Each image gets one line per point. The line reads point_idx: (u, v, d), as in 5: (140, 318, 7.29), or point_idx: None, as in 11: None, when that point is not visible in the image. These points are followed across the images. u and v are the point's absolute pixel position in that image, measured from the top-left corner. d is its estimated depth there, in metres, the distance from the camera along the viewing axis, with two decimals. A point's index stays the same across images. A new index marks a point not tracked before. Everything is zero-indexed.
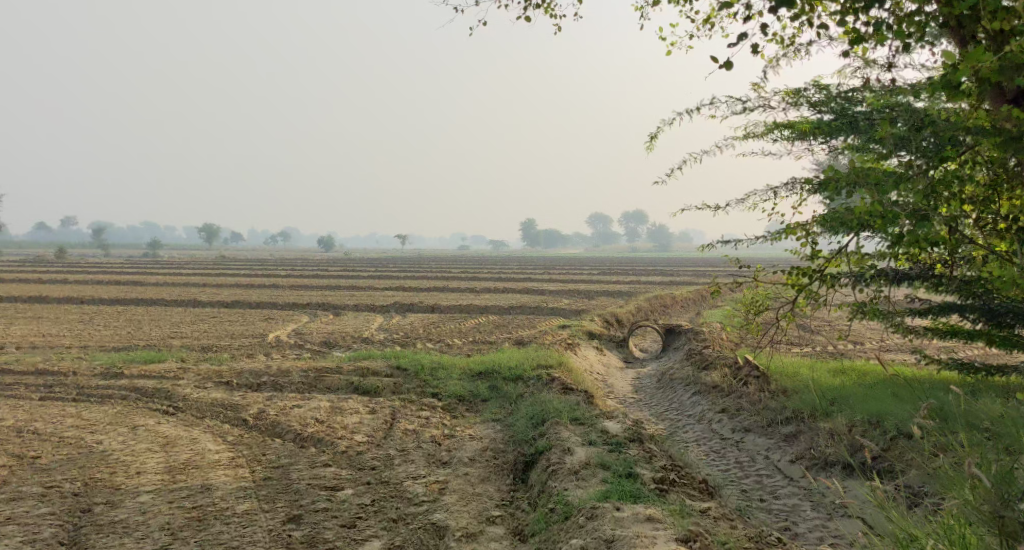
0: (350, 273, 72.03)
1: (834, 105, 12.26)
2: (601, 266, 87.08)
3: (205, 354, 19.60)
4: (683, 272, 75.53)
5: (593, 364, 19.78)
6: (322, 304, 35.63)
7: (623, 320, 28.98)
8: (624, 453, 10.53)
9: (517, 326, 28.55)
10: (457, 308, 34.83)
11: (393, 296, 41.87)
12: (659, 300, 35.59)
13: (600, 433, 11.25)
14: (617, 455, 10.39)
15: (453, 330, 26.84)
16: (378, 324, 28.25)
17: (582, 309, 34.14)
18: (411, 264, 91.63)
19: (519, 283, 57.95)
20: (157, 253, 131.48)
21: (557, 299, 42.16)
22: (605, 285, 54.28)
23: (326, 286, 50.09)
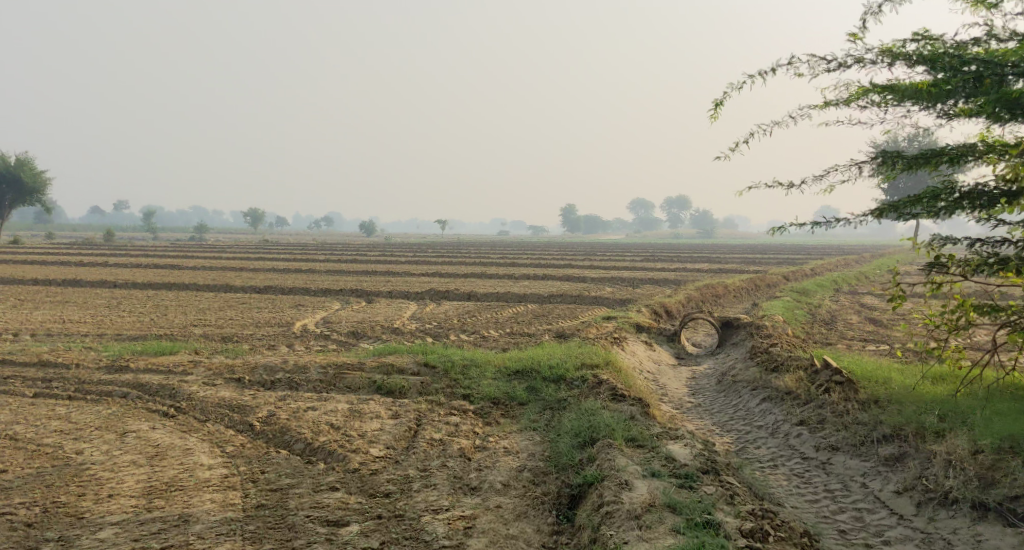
0: (389, 258, 70.52)
1: (940, 62, 10.79)
2: (645, 253, 84.85)
3: (222, 346, 18.05)
4: (731, 259, 73.03)
5: (645, 364, 17.92)
6: (356, 290, 34.04)
7: (674, 312, 26.97)
8: (697, 491, 9.39)
9: (560, 316, 26.69)
10: (497, 296, 33.00)
11: (430, 284, 40.22)
12: (710, 290, 33.58)
13: (664, 462, 9.98)
14: (691, 495, 9.29)
15: (491, 321, 25.08)
16: (412, 313, 26.54)
17: (629, 298, 32.16)
18: (451, 249, 90.19)
19: (561, 270, 55.99)
20: (201, 236, 131.59)
21: (601, 288, 40.23)
22: (649, 274, 52.14)
23: (362, 271, 48.49)
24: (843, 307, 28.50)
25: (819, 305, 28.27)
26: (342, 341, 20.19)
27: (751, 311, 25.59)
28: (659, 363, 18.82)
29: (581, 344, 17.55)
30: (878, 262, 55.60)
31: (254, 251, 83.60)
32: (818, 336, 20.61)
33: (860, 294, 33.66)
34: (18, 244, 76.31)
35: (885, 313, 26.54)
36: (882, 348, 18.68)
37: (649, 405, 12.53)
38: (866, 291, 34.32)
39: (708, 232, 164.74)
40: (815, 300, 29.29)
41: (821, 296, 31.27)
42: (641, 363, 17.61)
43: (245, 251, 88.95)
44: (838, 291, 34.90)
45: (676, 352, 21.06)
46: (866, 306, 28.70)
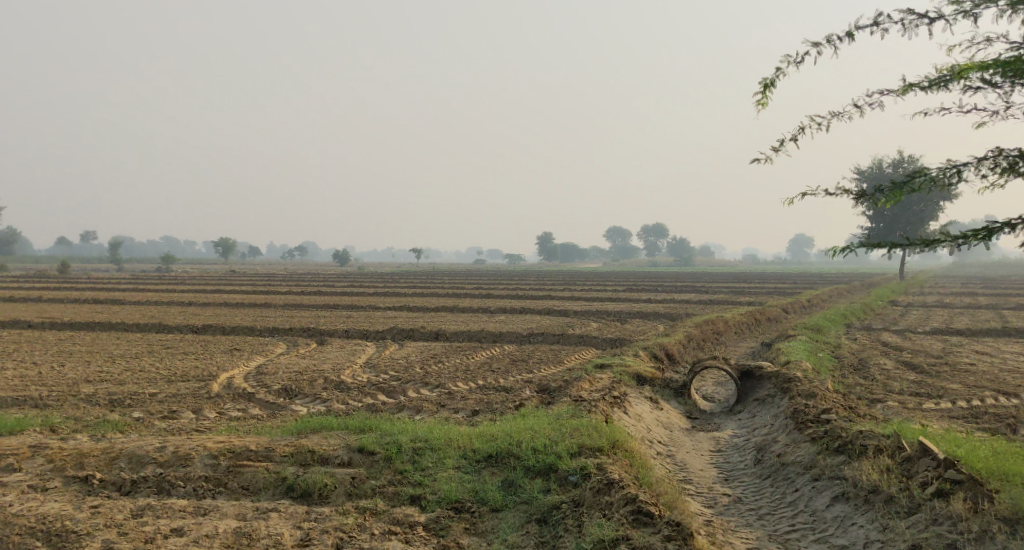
0: (359, 289, 66.10)
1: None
2: (627, 281, 81.32)
3: (103, 420, 13.86)
4: (719, 289, 69.35)
5: (656, 435, 13.88)
6: (308, 329, 29.67)
7: (676, 356, 22.94)
8: None
9: (541, 361, 22.57)
10: (469, 336, 28.77)
11: (395, 319, 36.12)
12: (710, 326, 29.75)
13: None
14: None
15: (458, 368, 20.92)
16: (366, 358, 22.31)
17: (621, 338, 28.09)
18: (423, 279, 86.09)
19: (540, 301, 51.97)
20: (166, 267, 126.46)
21: (584, 323, 36.36)
22: (636, 305, 48.23)
23: (324, 305, 44.12)
24: (867, 346, 24.52)
25: (842, 345, 24.25)
26: (270, 401, 15.97)
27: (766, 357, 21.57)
28: (673, 432, 14.77)
29: (573, 407, 13.44)
30: (879, 292, 51.95)
31: (220, 283, 79.17)
32: (862, 386, 16.63)
33: (878, 331, 29.70)
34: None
35: (920, 353, 22.55)
36: (950, 406, 14.79)
37: (692, 531, 8.83)
38: (884, 329, 30.40)
39: (688, 261, 161.19)
40: (833, 339, 25.25)
41: (838, 334, 27.26)
42: (650, 435, 13.56)
43: (207, 282, 84.39)
44: (852, 327, 31.00)
45: (687, 411, 16.99)
46: (894, 345, 24.72)
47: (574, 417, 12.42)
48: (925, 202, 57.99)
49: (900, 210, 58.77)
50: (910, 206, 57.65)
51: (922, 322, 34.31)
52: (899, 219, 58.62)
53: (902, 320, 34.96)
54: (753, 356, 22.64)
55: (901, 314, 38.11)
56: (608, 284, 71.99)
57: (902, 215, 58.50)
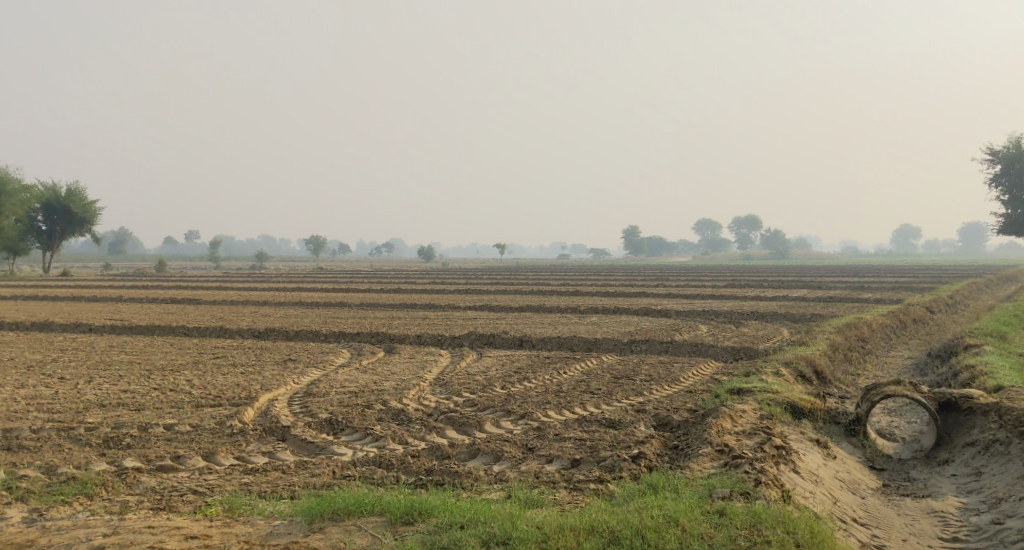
0: (441, 286, 62.56)
1: None
2: (726, 275, 75.73)
3: (74, 475, 10.16)
4: (832, 283, 63.38)
5: (850, 512, 9.71)
6: (376, 333, 25.85)
7: (826, 375, 18.24)
8: None
9: (653, 380, 18.17)
10: (560, 343, 24.48)
11: (477, 321, 32.23)
12: (853, 333, 24.92)
13: None
14: None
15: (551, 389, 16.73)
16: (438, 373, 18.30)
17: (746, 346, 23.42)
18: (509, 274, 82.17)
19: (637, 298, 47.38)
20: (259, 263, 126.41)
21: (693, 325, 31.83)
22: (746, 302, 43.23)
23: (400, 305, 40.47)
24: None
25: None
26: (306, 434, 12.02)
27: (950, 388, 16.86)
28: (866, 500, 10.54)
29: (722, 467, 9.40)
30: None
31: (299, 280, 76.73)
32: None
33: None
34: (64, 276, 70.48)
35: None
36: None
37: None
38: None
39: (786, 254, 153.22)
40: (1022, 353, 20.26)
41: (1018, 345, 22.07)
42: (842, 512, 9.49)
43: (290, 279, 82.15)
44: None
45: (867, 459, 12.71)
46: None
47: (747, 487, 8.40)
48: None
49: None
50: None
51: None
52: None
53: None
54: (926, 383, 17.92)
55: None
56: (708, 280, 66.52)
57: None
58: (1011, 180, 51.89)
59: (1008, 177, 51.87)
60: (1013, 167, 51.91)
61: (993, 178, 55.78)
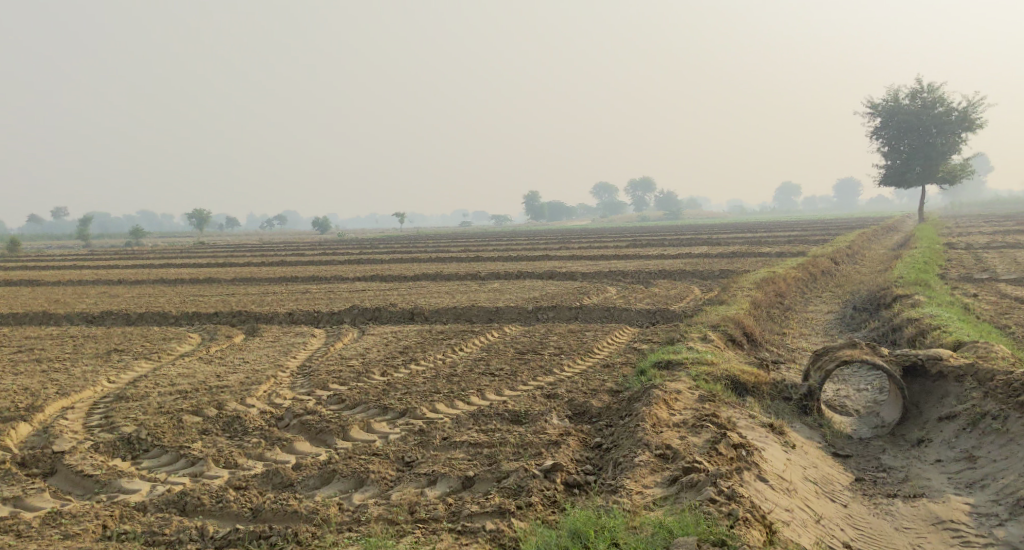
0: (330, 257, 58.54)
1: None
2: (624, 236, 73.96)
3: None
4: (731, 240, 62.28)
5: (837, 533, 7.62)
6: (240, 312, 22.23)
7: (756, 338, 15.93)
8: None
9: (561, 354, 15.44)
10: (454, 315, 21.52)
11: (362, 293, 28.86)
12: (772, 290, 22.80)
13: None
14: None
15: (441, 372, 13.79)
16: (304, 359, 15.07)
17: (660, 307, 21.00)
18: (404, 243, 78.41)
19: (537, 262, 44.75)
20: (134, 240, 118.50)
21: (598, 288, 29.32)
22: (650, 261, 41.13)
23: (278, 278, 36.62)
24: (1009, 313, 17.64)
25: (977, 313, 17.38)
26: (83, 464, 8.64)
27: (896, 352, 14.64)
28: (849, 509, 8.12)
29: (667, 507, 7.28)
30: (925, 238, 45.18)
31: (176, 256, 71.09)
32: None
33: (989, 288, 22.87)
34: None
35: None
36: None
37: None
38: (993, 284, 23.43)
39: (678, 214, 153.87)
40: (958, 304, 18.43)
41: (947, 294, 20.28)
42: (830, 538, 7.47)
43: (167, 254, 76.24)
44: (949, 282, 24.21)
45: (829, 443, 10.17)
46: None
47: (723, 533, 6.83)
48: (947, 133, 49.07)
49: (919, 143, 49.85)
50: (932, 130, 49.16)
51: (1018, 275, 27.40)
52: (918, 153, 49.66)
53: (992, 271, 28.03)
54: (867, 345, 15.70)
55: (980, 265, 31.03)
56: (606, 241, 64.46)
57: (921, 148, 49.62)
58: (889, 131, 50.68)
59: (887, 129, 50.64)
60: (892, 120, 50.67)
61: (874, 133, 54.72)
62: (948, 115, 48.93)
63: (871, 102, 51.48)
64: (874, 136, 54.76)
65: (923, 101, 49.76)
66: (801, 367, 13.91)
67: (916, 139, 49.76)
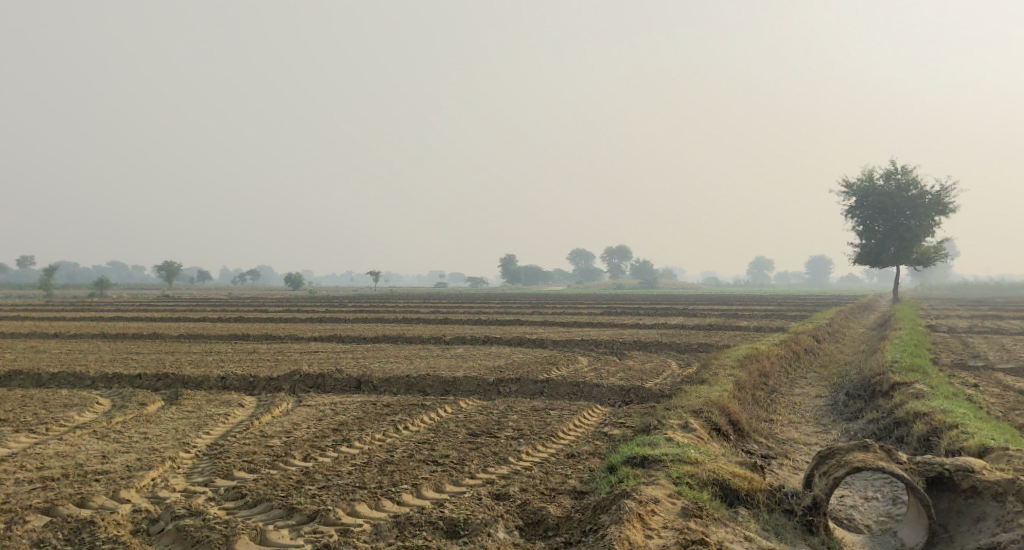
0: (291, 314, 55.74)
1: None
2: (598, 303, 71.81)
3: None
4: (707, 311, 60.44)
5: None
6: (165, 376, 19.75)
7: (743, 427, 13.90)
8: None
9: (521, 438, 13.29)
10: (406, 385, 19.25)
11: (312, 357, 26.47)
12: (756, 370, 20.85)
13: None
14: None
15: (374, 458, 11.61)
16: (217, 437, 12.84)
17: (636, 384, 18.90)
18: (371, 302, 75.63)
19: (507, 327, 42.49)
20: (98, 290, 114.66)
21: (567, 359, 27.20)
22: (624, 331, 39.04)
23: (226, 337, 34.00)
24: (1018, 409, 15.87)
25: (986, 408, 15.55)
26: None
27: (905, 452, 12.72)
28: None
29: None
30: (907, 318, 43.69)
31: (130, 308, 67.71)
32: None
33: (986, 376, 21.18)
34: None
35: None
36: None
37: None
38: (992, 372, 21.65)
39: (654, 283, 152.52)
40: (962, 395, 16.61)
41: (945, 382, 18.43)
42: None
43: (122, 305, 72.85)
44: (942, 368, 22.47)
45: None
46: None
47: None
48: (921, 216, 48.09)
49: (893, 225, 48.76)
50: (907, 213, 48.16)
51: (1011, 362, 25.79)
52: (892, 234, 48.54)
53: (985, 358, 26.27)
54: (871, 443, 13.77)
55: (969, 350, 29.38)
56: (580, 307, 62.40)
57: (895, 230, 48.48)
58: (863, 211, 49.60)
59: (861, 209, 49.57)
60: (866, 200, 49.63)
61: (848, 210, 53.67)
62: (923, 198, 47.99)
63: (846, 181, 50.49)
64: (847, 214, 53.70)
65: (898, 182, 48.85)
66: (798, 473, 11.88)
67: (890, 221, 48.67)
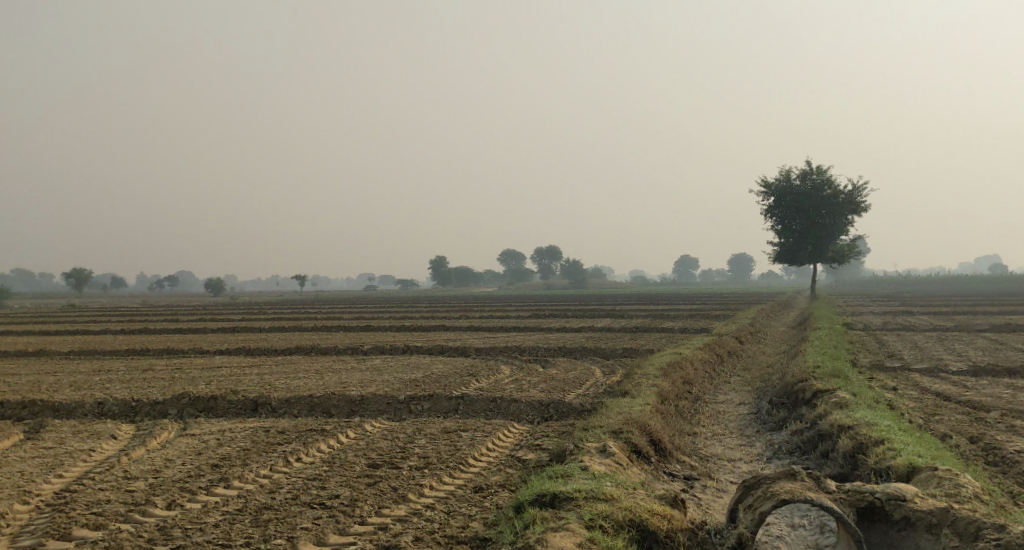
0: (206, 323, 53.26)
1: None
2: (526, 305, 70.81)
3: None
4: (636, 312, 59.90)
5: None
6: (36, 404, 17.82)
7: (665, 446, 12.73)
8: None
9: (422, 467, 11.87)
10: (307, 406, 17.66)
11: (212, 374, 24.63)
12: (680, 378, 19.81)
13: None
14: None
15: (248, 503, 10.08)
16: (67, 489, 11.11)
17: (554, 398, 17.67)
18: (293, 308, 73.30)
19: (429, 334, 40.99)
20: (6, 301, 109.32)
21: (486, 368, 25.88)
22: (550, 335, 37.91)
23: (126, 352, 31.79)
24: (948, 415, 15.09)
25: (909, 415, 14.76)
26: None
27: (831, 471, 11.75)
28: None
29: None
30: (830, 316, 43.56)
31: (36, 320, 64.24)
32: None
33: (912, 377, 20.52)
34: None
35: None
36: None
37: None
38: (914, 373, 21.08)
39: (583, 282, 152.54)
40: (890, 403, 15.76)
41: (873, 388, 17.62)
42: None
43: (29, 317, 69.23)
44: (868, 371, 21.78)
45: None
46: (987, 412, 15.46)
47: None
48: (835, 214, 48.36)
49: (809, 224, 48.76)
50: (823, 212, 48.22)
51: (936, 360, 25.32)
52: (809, 233, 48.54)
53: (905, 357, 25.87)
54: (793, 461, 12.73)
55: (893, 349, 28.95)
56: (507, 309, 61.24)
57: (811, 229, 48.49)
58: (780, 211, 49.52)
59: (778, 208, 49.51)
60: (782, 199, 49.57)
61: (768, 210, 53.65)
62: (837, 196, 48.22)
63: (763, 181, 50.38)
64: (767, 214, 53.69)
65: (813, 181, 48.87)
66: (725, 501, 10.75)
67: (807, 220, 48.66)
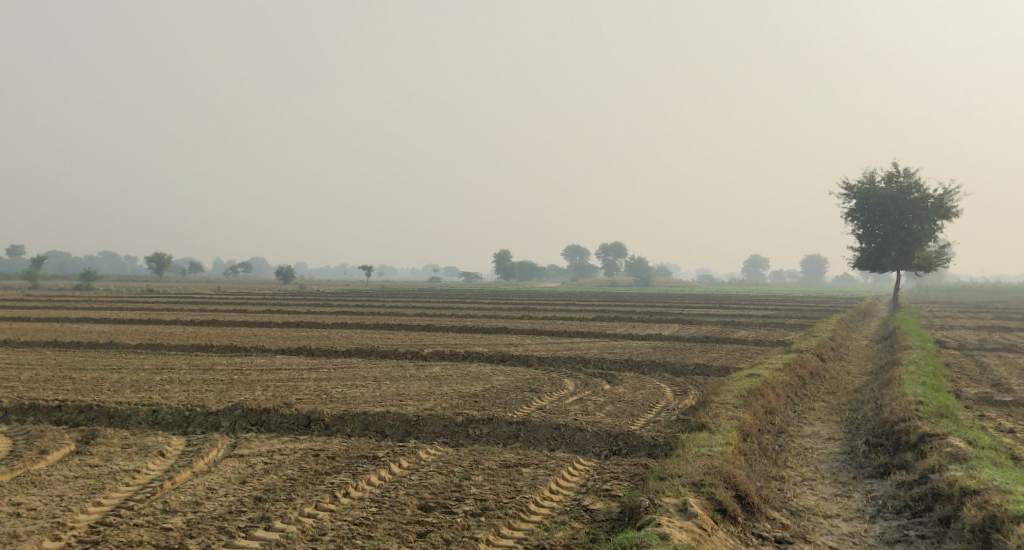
0: (269, 314, 53.15)
1: None
2: (591, 304, 69.33)
3: None
4: (705, 317, 58.04)
5: None
6: (86, 410, 17.28)
7: (753, 500, 11.41)
8: None
9: (481, 515, 10.78)
10: (362, 424, 16.75)
11: (269, 377, 24.01)
12: (760, 406, 18.37)
13: None
14: None
15: None
16: (100, 532, 10.32)
17: (624, 426, 16.42)
18: (357, 299, 73.10)
19: (492, 335, 40.02)
20: (82, 282, 112.00)
21: (550, 380, 24.76)
22: (617, 343, 36.59)
23: (186, 347, 31.48)
24: None
25: None
26: None
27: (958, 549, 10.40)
28: None
29: None
30: (915, 330, 41.32)
31: (105, 303, 65.10)
32: None
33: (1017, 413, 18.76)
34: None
35: None
36: None
37: None
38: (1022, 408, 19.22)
39: (649, 281, 150.16)
40: (1003, 451, 14.18)
41: (978, 429, 16.01)
42: None
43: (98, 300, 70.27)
44: (966, 403, 20.04)
45: None
46: None
47: None
48: (923, 220, 45.86)
49: (894, 229, 46.36)
50: (908, 217, 45.79)
51: None
52: (893, 238, 46.16)
53: (1005, 386, 23.93)
54: (904, 525, 11.30)
55: (988, 375, 26.95)
56: (571, 310, 59.96)
57: (896, 234, 46.09)
58: (863, 215, 47.25)
59: (861, 212, 47.24)
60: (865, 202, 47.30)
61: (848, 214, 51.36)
62: (925, 202, 45.71)
63: (844, 183, 48.16)
64: (847, 218, 51.41)
65: (899, 184, 46.49)
66: None
67: (891, 224, 46.28)
